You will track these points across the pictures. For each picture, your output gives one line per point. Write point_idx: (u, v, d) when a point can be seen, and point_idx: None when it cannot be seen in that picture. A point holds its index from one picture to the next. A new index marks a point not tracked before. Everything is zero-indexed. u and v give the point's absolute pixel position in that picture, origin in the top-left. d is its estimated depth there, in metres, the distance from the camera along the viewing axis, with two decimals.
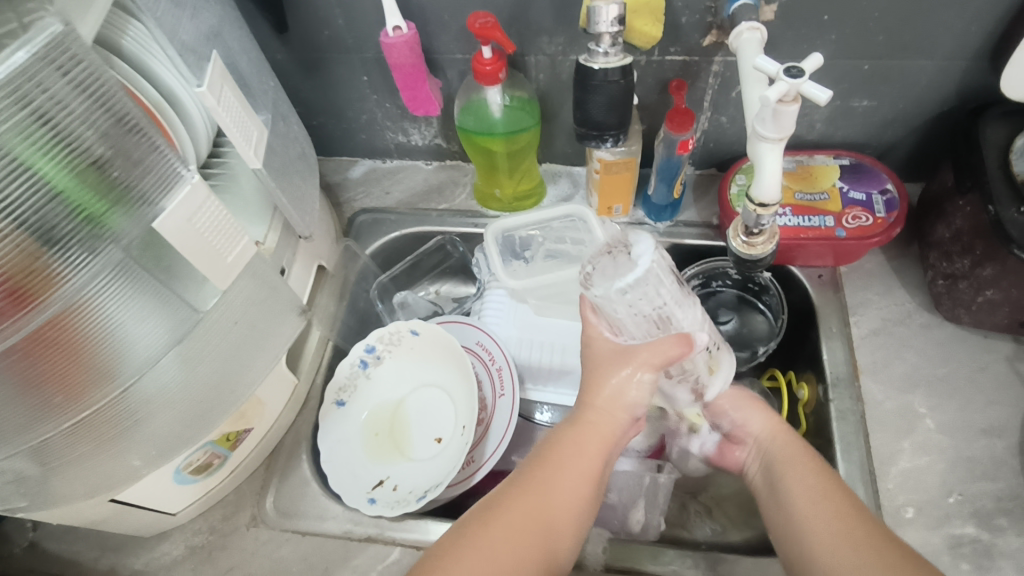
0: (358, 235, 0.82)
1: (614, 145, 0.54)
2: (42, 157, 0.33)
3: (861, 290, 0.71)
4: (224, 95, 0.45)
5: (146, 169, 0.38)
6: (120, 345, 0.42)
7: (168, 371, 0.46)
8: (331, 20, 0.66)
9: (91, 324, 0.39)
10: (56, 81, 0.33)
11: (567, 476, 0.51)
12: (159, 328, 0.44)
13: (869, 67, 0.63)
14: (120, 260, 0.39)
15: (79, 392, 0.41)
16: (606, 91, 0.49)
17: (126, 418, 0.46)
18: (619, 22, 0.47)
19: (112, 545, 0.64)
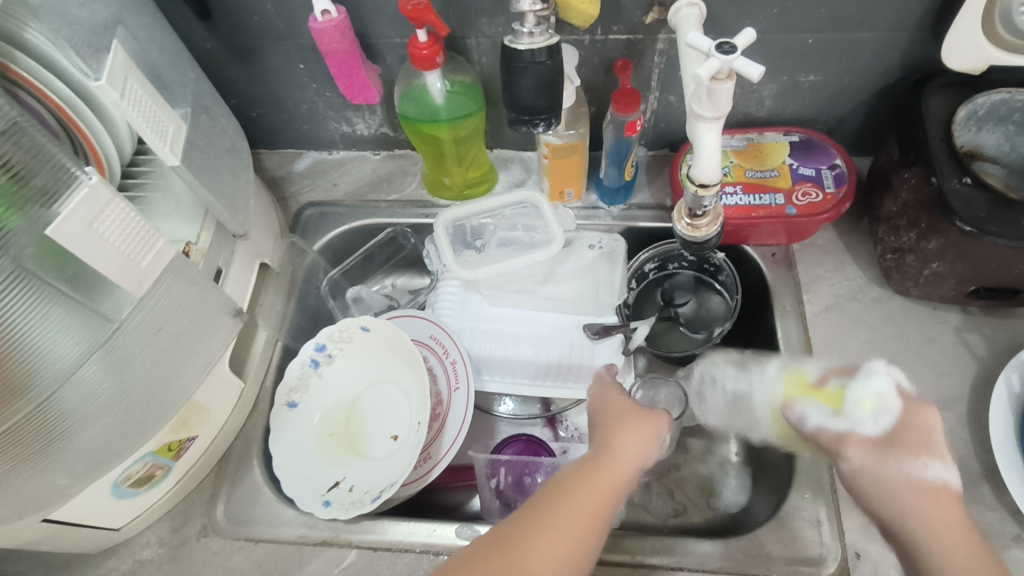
0: (305, 230, 0.79)
1: (545, 129, 0.52)
2: None
3: (814, 267, 0.71)
4: (129, 88, 0.42)
5: (39, 169, 0.36)
6: (29, 356, 0.39)
7: (88, 381, 0.44)
8: (259, 6, 0.63)
9: None
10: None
11: (555, 536, 0.44)
12: (74, 340, 0.42)
13: (814, 41, 0.62)
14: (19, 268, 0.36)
15: None
16: (534, 73, 0.47)
17: (46, 434, 0.43)
18: (543, 1, 0.45)
19: (56, 564, 0.61)
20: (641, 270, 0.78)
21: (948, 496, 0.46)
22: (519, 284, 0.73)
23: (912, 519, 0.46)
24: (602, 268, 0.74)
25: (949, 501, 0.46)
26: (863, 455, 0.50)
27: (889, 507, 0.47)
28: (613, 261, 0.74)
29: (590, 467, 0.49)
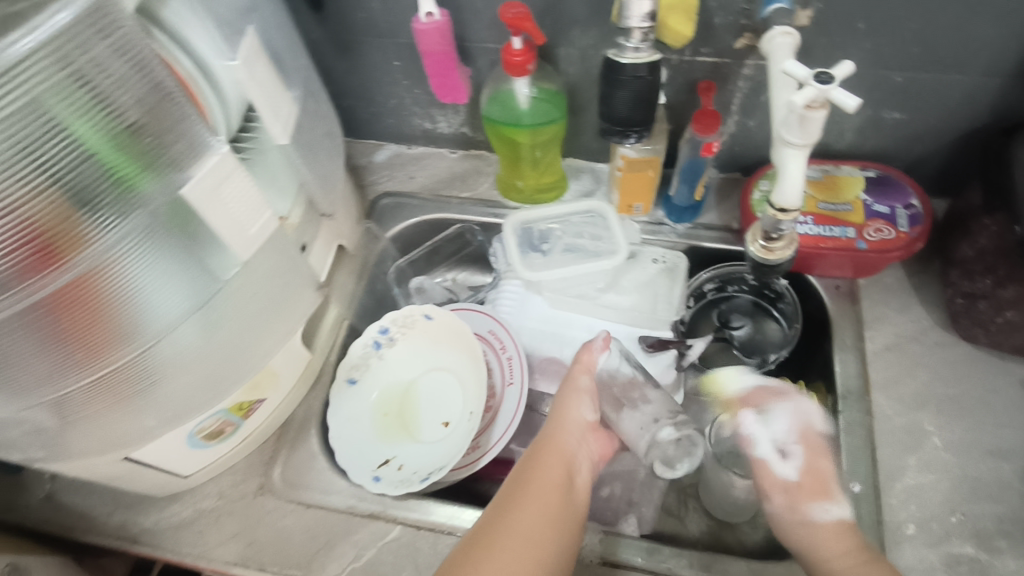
0: (380, 217, 0.83)
1: (636, 143, 0.54)
2: (77, 119, 0.35)
3: (878, 304, 0.71)
4: (257, 70, 0.46)
5: (181, 134, 0.40)
6: (141, 308, 0.42)
7: (187, 336, 0.47)
8: (367, 3, 0.67)
9: (114, 286, 0.40)
10: (92, 43, 0.35)
11: (545, 492, 0.55)
12: (181, 298, 0.44)
13: (903, 79, 0.62)
14: (144, 224, 0.40)
15: (99, 350, 0.42)
16: (632, 86, 0.50)
17: (143, 378, 0.46)
18: (651, 18, 0.46)
19: (125, 502, 0.66)
20: (700, 289, 0.78)
21: (845, 536, 0.54)
22: (580, 291, 0.75)
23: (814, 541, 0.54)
24: (662, 285, 0.75)
25: (845, 534, 0.54)
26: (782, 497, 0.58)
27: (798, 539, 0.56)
28: (674, 278, 0.75)
29: (545, 447, 0.59)
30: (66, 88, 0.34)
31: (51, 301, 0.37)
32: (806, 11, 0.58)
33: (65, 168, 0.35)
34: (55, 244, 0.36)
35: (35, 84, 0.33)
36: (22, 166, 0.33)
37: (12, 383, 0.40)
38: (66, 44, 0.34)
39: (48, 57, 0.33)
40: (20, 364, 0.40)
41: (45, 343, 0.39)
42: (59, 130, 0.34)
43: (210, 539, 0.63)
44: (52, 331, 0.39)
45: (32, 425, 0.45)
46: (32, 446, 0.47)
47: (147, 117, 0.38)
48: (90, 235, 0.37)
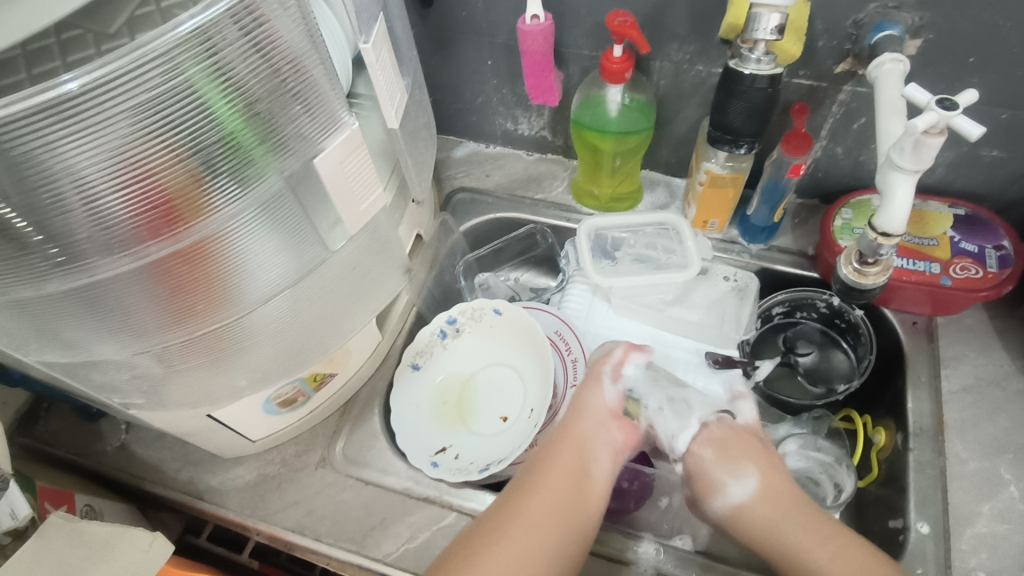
0: (454, 210, 0.85)
1: (745, 153, 0.55)
2: (220, 99, 0.37)
3: (957, 344, 0.69)
4: (382, 55, 0.48)
5: (310, 116, 0.41)
6: (245, 276, 0.44)
7: (281, 308, 0.48)
8: (471, 2, 0.69)
9: (225, 254, 0.42)
10: (234, 32, 0.36)
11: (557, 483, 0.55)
12: (285, 269, 0.46)
13: (1008, 117, 0.61)
14: (263, 198, 0.41)
15: (204, 310, 0.44)
16: (749, 97, 0.51)
17: (237, 341, 0.48)
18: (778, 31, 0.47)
19: (193, 460, 0.68)
20: (768, 313, 0.77)
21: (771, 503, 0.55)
22: (648, 301, 0.75)
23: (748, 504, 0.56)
24: (730, 303, 0.75)
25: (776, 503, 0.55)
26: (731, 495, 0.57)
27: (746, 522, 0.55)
28: (743, 297, 0.75)
29: (562, 442, 0.59)
30: (214, 70, 0.36)
31: (169, 261, 0.39)
32: (915, 41, 0.57)
33: (200, 139, 0.37)
34: (180, 208, 0.38)
35: (187, 65, 0.34)
36: (165, 136, 0.35)
37: (128, 332, 0.43)
38: (216, 32, 0.35)
39: (199, 41, 0.34)
40: (139, 317, 0.42)
41: (159, 300, 0.41)
42: (202, 108, 0.36)
43: (270, 504, 0.65)
44: (165, 290, 0.41)
45: (139, 370, 0.46)
46: (135, 392, 0.49)
47: (281, 97, 0.39)
48: (213, 202, 0.39)
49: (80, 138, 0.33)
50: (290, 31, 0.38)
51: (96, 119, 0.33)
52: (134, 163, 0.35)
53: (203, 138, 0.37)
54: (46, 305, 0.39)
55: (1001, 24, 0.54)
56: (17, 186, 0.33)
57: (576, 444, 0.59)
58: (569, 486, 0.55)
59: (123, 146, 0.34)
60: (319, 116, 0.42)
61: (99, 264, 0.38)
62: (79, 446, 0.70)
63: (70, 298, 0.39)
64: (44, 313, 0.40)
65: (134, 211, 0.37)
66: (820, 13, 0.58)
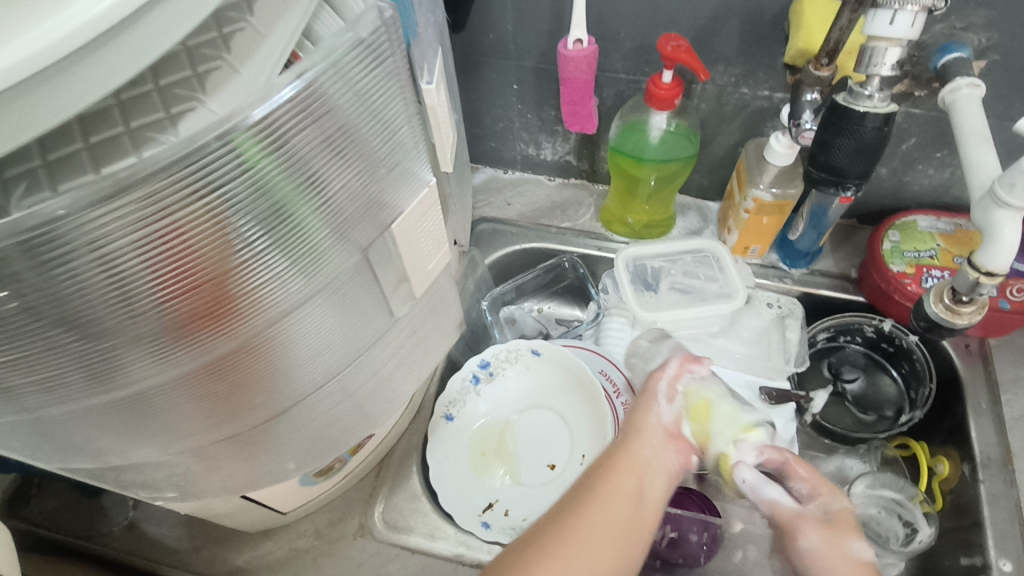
0: (478, 242, 0.80)
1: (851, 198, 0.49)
2: (290, 188, 0.30)
3: (1013, 366, 0.67)
4: (440, 95, 0.43)
5: (382, 190, 0.35)
6: (300, 367, 0.38)
7: (334, 391, 0.43)
8: (500, 24, 0.64)
9: (281, 347, 0.36)
10: (307, 112, 0.29)
11: (610, 504, 0.43)
12: (342, 354, 0.40)
13: None
14: (326, 286, 0.36)
15: (254, 406, 0.38)
16: (858, 136, 0.45)
17: (283, 430, 0.42)
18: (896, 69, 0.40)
19: (214, 537, 0.61)
20: (813, 338, 0.74)
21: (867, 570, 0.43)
22: (692, 332, 0.72)
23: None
24: (776, 333, 0.72)
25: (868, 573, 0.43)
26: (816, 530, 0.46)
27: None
28: (788, 325, 0.72)
29: (616, 457, 0.48)
30: (286, 157, 0.29)
31: (216, 364, 0.34)
32: (980, 62, 0.55)
33: (261, 232, 0.31)
34: (236, 309, 0.32)
35: (256, 157, 0.28)
36: (227, 237, 0.29)
37: (167, 435, 0.37)
38: (291, 117, 0.28)
39: (269, 129, 0.28)
40: (178, 421, 0.36)
41: (204, 403, 0.36)
42: (271, 201, 0.30)
43: None
44: (210, 391, 0.35)
45: (175, 468, 0.40)
46: (168, 487, 0.43)
47: (351, 171, 0.33)
48: (272, 298, 0.33)
49: (129, 250, 0.27)
50: (365, 96, 0.32)
51: (148, 227, 0.26)
52: (191, 271, 0.29)
53: (268, 232, 0.31)
54: (76, 419, 0.34)
55: None
56: (48, 305, 0.27)
57: (635, 461, 0.47)
58: (627, 505, 0.43)
59: (178, 254, 0.28)
60: (389, 186, 0.36)
61: (139, 374, 0.32)
62: (79, 529, 0.62)
63: (104, 411, 0.33)
64: (76, 425, 0.34)
65: (181, 320, 0.31)
66: None
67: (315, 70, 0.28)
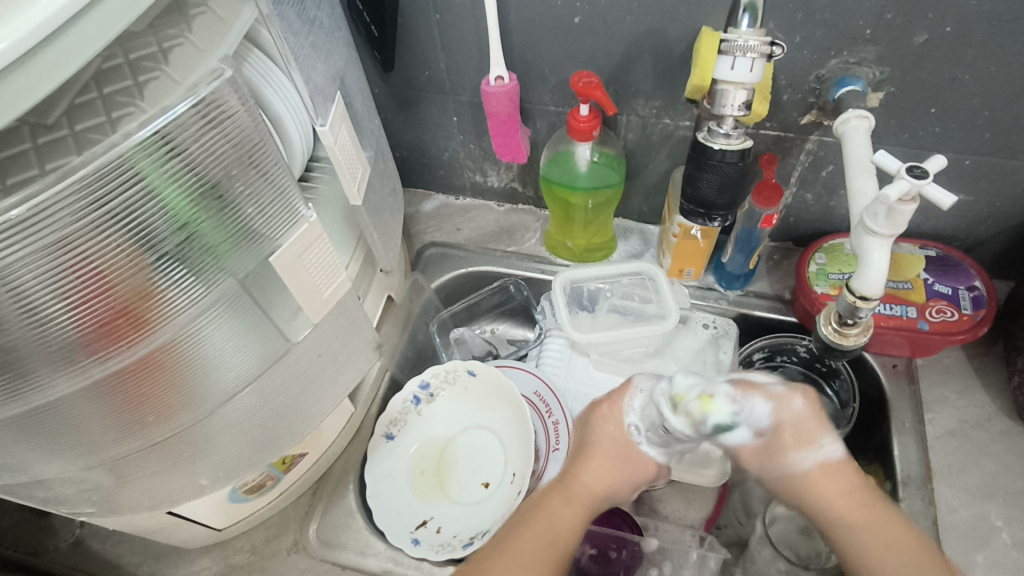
0: (425, 267, 0.83)
1: (720, 225, 0.56)
2: (183, 197, 0.36)
3: (938, 386, 0.69)
4: (341, 135, 0.48)
5: (275, 207, 0.40)
6: (210, 374, 0.43)
7: (248, 401, 0.47)
8: (434, 63, 0.68)
9: (191, 353, 0.40)
10: (194, 129, 0.35)
11: (562, 517, 0.54)
12: (251, 365, 0.45)
13: (971, 162, 0.62)
14: (222, 297, 0.40)
15: (168, 413, 0.42)
16: (721, 171, 0.52)
17: (201, 442, 0.46)
18: (745, 107, 0.49)
19: (154, 553, 0.64)
20: (750, 357, 0.76)
21: (848, 475, 0.54)
22: (628, 355, 0.74)
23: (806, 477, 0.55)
24: (711, 353, 0.74)
25: (844, 472, 0.54)
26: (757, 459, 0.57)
27: (801, 497, 0.55)
28: (723, 345, 0.74)
29: (551, 496, 0.56)
30: (171, 166, 0.34)
31: (130, 368, 0.38)
32: (878, 94, 0.58)
33: (159, 240, 0.35)
34: (143, 314, 0.36)
35: (148, 171, 0.33)
36: (121, 244, 0.34)
37: (84, 445, 0.41)
38: (178, 131, 0.34)
39: (157, 144, 0.33)
40: (89, 429, 0.40)
41: (115, 409, 0.40)
42: (162, 210, 0.35)
43: None
44: (125, 396, 0.39)
45: (89, 483, 0.44)
46: (84, 502, 0.47)
47: (242, 188, 0.39)
48: (176, 302, 0.38)
49: (31, 260, 0.31)
50: (247, 121, 0.37)
51: (53, 238, 0.31)
52: (89, 276, 0.33)
53: (160, 238, 0.35)
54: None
55: (960, 77, 0.55)
56: None
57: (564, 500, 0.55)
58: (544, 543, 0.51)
59: (83, 261, 0.33)
60: (282, 203, 0.41)
61: (48, 384, 0.36)
62: (30, 545, 0.66)
63: (21, 418, 0.37)
64: None
65: (90, 326, 0.35)
66: (783, 68, 0.58)
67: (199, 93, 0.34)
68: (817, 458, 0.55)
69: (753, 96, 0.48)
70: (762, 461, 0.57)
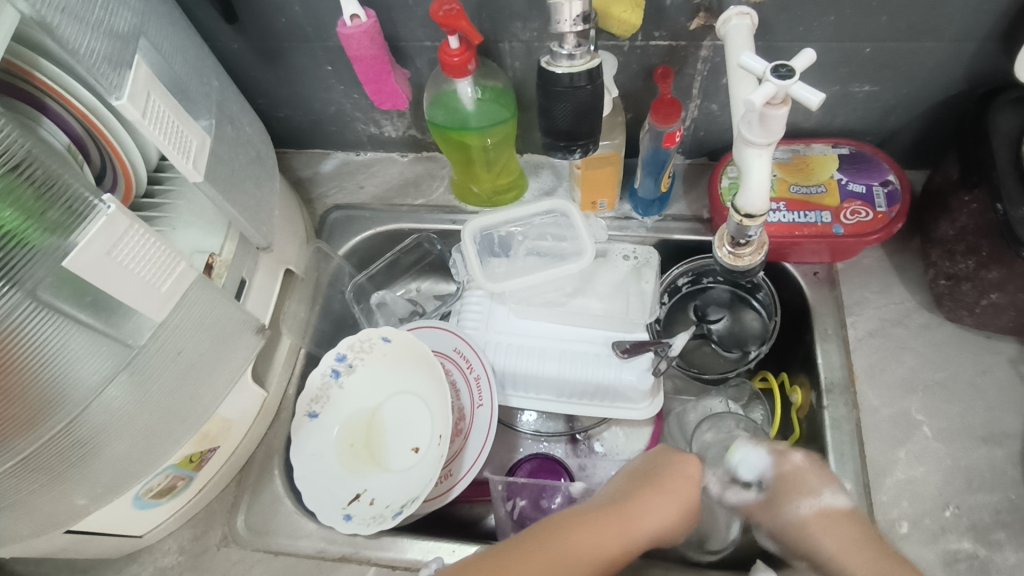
0: (330, 233, 0.78)
1: (584, 155, 0.52)
2: None
3: (859, 288, 0.67)
4: (152, 105, 0.40)
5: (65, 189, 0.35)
6: (58, 378, 0.38)
7: (118, 398, 0.43)
8: (288, 7, 0.61)
9: (25, 357, 0.35)
10: None
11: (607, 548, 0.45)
12: (102, 359, 0.41)
13: (871, 50, 0.58)
14: (45, 299, 0.35)
15: (19, 426, 0.38)
16: (572, 98, 0.46)
17: (77, 449, 0.43)
18: (584, 20, 0.43)
19: (79, 568, 0.62)
20: (674, 283, 0.74)
21: (850, 523, 0.51)
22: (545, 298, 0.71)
23: (826, 545, 0.50)
24: (633, 284, 0.72)
25: (847, 523, 0.51)
26: (765, 515, 0.55)
27: (810, 546, 0.51)
28: (645, 274, 0.71)
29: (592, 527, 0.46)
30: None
31: None
32: None
33: None
34: None
35: None
36: None
37: None
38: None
39: None
40: None
41: None
42: None
43: None
44: None
45: None
46: None
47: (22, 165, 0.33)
48: None
49: None
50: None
51: None
52: None
53: None
54: None
55: None
56: None
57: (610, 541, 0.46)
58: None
59: None
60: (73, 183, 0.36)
61: None
62: None
63: None
64: None
65: None
66: None
67: None
68: (821, 507, 0.52)
69: (590, 6, 0.42)
70: (766, 513, 0.55)
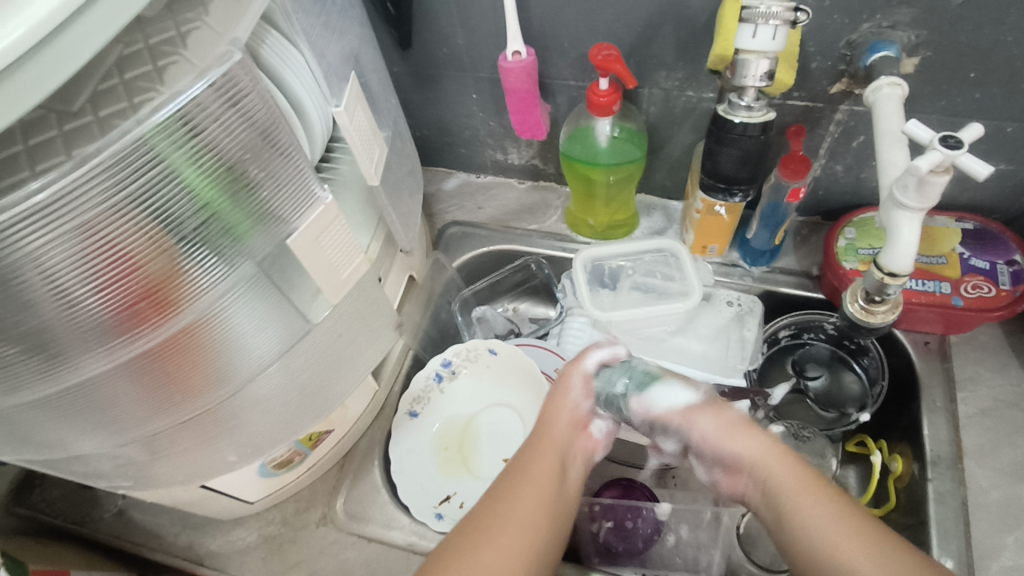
0: (447, 247, 0.83)
1: (741, 199, 0.63)
2: (191, 167, 0.35)
3: (972, 364, 0.67)
4: (357, 114, 0.48)
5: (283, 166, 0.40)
6: (236, 352, 0.43)
7: (274, 377, 0.48)
8: (451, 39, 0.67)
9: (216, 331, 0.41)
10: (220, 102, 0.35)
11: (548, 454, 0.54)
12: (276, 338, 0.45)
13: (1013, 130, 0.59)
14: (252, 275, 0.41)
15: (195, 392, 0.43)
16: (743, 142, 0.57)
17: (228, 420, 0.48)
18: (767, 77, 0.52)
19: (192, 523, 0.67)
20: (774, 335, 0.75)
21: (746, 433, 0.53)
22: (649, 333, 0.73)
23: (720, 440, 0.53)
24: (735, 331, 0.72)
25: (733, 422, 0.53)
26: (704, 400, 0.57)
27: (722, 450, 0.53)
28: (747, 322, 0.72)
29: (539, 441, 0.55)
30: (203, 156, 0.35)
31: (157, 350, 0.39)
32: (913, 59, 0.55)
33: (174, 211, 0.35)
34: (162, 291, 0.37)
35: (160, 144, 0.33)
36: (144, 225, 0.34)
37: (116, 425, 0.43)
38: (199, 111, 0.34)
39: (178, 121, 0.33)
40: (122, 407, 0.41)
41: (148, 387, 0.41)
42: (186, 191, 0.35)
43: (271, 566, 0.64)
44: (155, 378, 0.40)
45: (122, 458, 0.47)
46: (119, 476, 0.49)
47: (263, 155, 0.38)
48: (199, 283, 0.38)
49: (58, 238, 0.31)
50: (258, 105, 0.37)
51: (63, 217, 0.31)
52: (111, 256, 0.34)
53: (189, 218, 0.36)
54: (30, 408, 0.39)
55: (1003, 39, 0.52)
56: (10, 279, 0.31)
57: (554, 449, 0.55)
58: (547, 482, 0.52)
59: (92, 226, 0.32)
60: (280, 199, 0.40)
61: (81, 362, 0.37)
62: (76, 514, 0.69)
63: (52, 400, 0.39)
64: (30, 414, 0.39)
65: (114, 306, 0.35)
66: (812, 35, 0.56)
67: (228, 65, 0.34)
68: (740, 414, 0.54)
69: (775, 67, 0.51)
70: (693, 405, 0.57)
